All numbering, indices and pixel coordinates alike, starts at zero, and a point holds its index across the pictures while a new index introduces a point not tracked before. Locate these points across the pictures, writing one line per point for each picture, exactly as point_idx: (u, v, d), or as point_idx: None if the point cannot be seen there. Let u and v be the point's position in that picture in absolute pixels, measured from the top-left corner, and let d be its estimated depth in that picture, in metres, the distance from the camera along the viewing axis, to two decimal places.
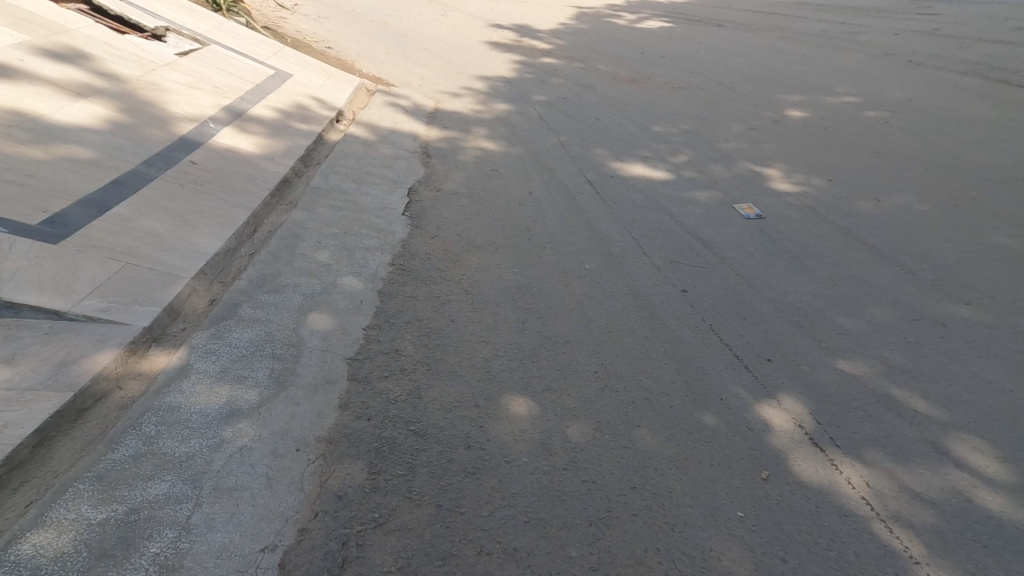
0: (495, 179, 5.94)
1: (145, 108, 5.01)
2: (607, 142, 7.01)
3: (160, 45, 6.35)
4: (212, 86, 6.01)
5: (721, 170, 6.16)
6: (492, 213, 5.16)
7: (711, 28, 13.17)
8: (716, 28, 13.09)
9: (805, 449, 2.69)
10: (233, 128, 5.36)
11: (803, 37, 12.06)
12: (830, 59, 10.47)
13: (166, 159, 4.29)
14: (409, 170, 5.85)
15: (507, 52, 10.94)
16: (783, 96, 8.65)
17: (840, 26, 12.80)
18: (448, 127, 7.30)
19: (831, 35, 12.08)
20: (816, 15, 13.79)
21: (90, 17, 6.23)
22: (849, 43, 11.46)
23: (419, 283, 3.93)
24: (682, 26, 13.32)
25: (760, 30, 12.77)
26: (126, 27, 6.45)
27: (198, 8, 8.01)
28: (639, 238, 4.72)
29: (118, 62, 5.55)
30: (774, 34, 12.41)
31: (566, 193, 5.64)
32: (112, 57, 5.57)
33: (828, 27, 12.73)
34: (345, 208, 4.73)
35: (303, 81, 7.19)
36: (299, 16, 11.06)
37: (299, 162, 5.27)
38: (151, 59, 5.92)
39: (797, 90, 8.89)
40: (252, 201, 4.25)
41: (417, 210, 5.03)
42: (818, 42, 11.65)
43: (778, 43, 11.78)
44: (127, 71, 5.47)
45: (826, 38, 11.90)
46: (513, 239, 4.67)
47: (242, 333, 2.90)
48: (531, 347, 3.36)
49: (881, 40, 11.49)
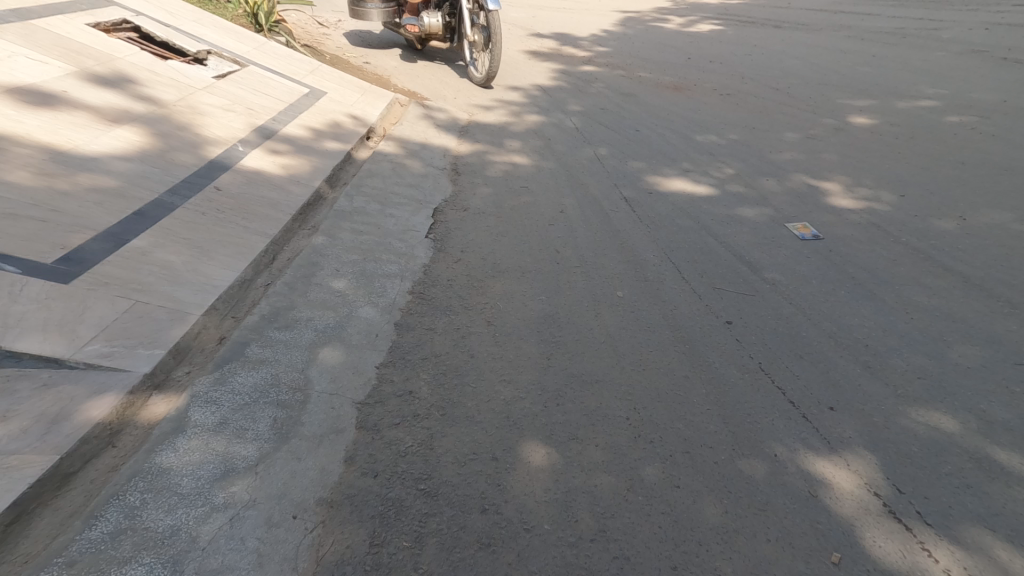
0: (526, 197, 5.69)
1: (177, 133, 5.02)
2: (647, 155, 6.65)
3: (200, 68, 6.44)
4: (245, 107, 6.01)
5: (773, 185, 5.70)
6: (522, 233, 4.90)
7: (766, 29, 12.55)
8: (771, 30, 12.45)
9: (883, 524, 2.26)
10: (262, 149, 5.32)
11: (869, 37, 11.27)
12: (900, 60, 9.71)
13: (191, 186, 4.25)
14: (437, 189, 5.67)
15: (546, 61, 10.69)
16: (846, 101, 8.03)
17: (915, 23, 11.89)
18: (480, 141, 7.12)
19: (903, 34, 11.24)
20: (886, 12, 12.90)
21: (134, 43, 6.39)
22: (925, 42, 10.61)
23: (442, 314, 3.72)
24: (734, 28, 12.76)
25: (821, 30, 12.05)
26: (167, 52, 6.58)
27: (238, 28, 8.15)
28: (680, 263, 4.36)
29: (155, 86, 5.62)
30: (837, 34, 11.67)
31: (602, 212, 5.34)
32: (151, 82, 5.65)
33: (901, 25, 11.85)
34: (369, 231, 4.57)
35: (336, 98, 7.15)
36: (339, 31, 11.20)
37: (325, 183, 5.18)
38: (188, 82, 5.99)
39: (863, 93, 8.26)
40: (272, 226, 4.14)
41: (443, 232, 4.84)
42: (889, 41, 10.85)
43: (841, 43, 11.06)
44: (163, 95, 5.52)
45: (897, 37, 11.07)
46: (543, 264, 4.40)
47: (246, 377, 2.73)
48: (556, 387, 3.07)
49: (961, 37, 10.58)
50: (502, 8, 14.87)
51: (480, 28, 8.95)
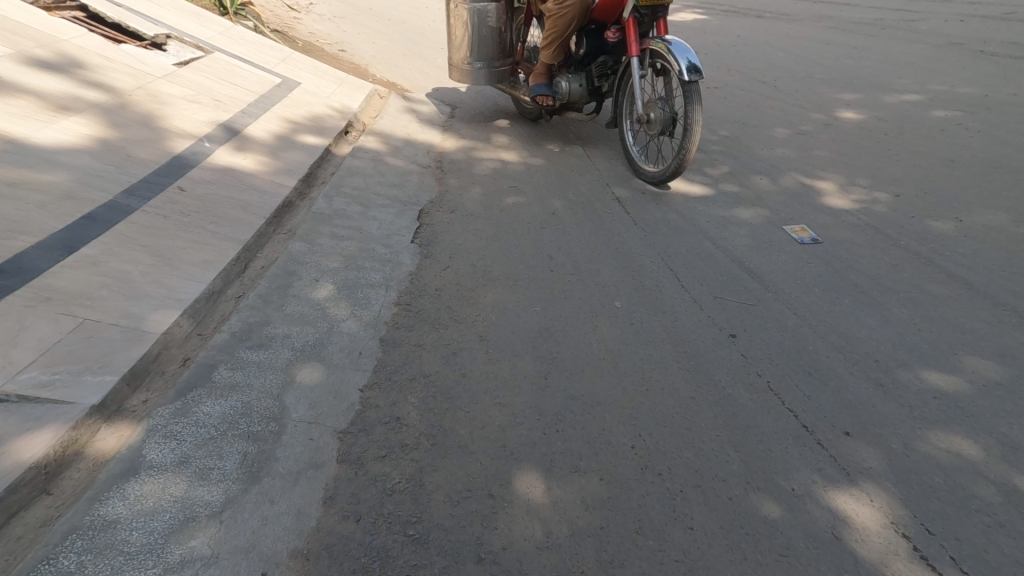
0: (514, 197, 5.45)
1: (134, 126, 4.62)
2: (637, 151, 6.46)
3: (159, 53, 5.99)
4: (211, 99, 5.62)
5: (767, 184, 5.54)
6: (511, 238, 4.68)
7: (749, 19, 12.43)
8: (755, 19, 12.32)
9: (910, 568, 2.10)
10: (233, 146, 4.97)
11: (852, 27, 11.21)
12: (884, 52, 9.65)
13: (150, 185, 3.89)
14: (421, 189, 5.40)
15: None
16: (834, 94, 7.93)
17: (895, 13, 11.90)
18: (465, 136, 6.84)
19: (884, 24, 11.23)
20: (866, 2, 12.87)
21: (83, 24, 5.91)
22: (905, 33, 10.60)
23: (430, 328, 3.49)
24: (716, 18, 12.61)
25: (804, 21, 11.96)
26: (122, 36, 6.10)
27: (201, 11, 7.67)
28: (678, 270, 4.18)
29: (110, 75, 5.19)
30: (820, 24, 11.59)
31: (593, 214, 5.13)
32: (104, 70, 5.21)
33: (881, 15, 11.84)
34: (349, 236, 4.29)
35: (311, 89, 6.77)
36: (312, 16, 10.71)
37: (303, 183, 4.87)
38: (146, 69, 5.56)
39: (849, 87, 8.17)
40: (244, 231, 3.83)
41: (429, 237, 4.59)
42: (870, 32, 10.82)
43: (824, 34, 10.98)
44: (119, 84, 5.10)
45: (879, 28, 11.04)
46: (535, 272, 4.19)
47: (213, 407, 2.45)
48: (555, 411, 2.86)
49: (941, 28, 10.59)
50: None
51: (659, 100, 5.21)
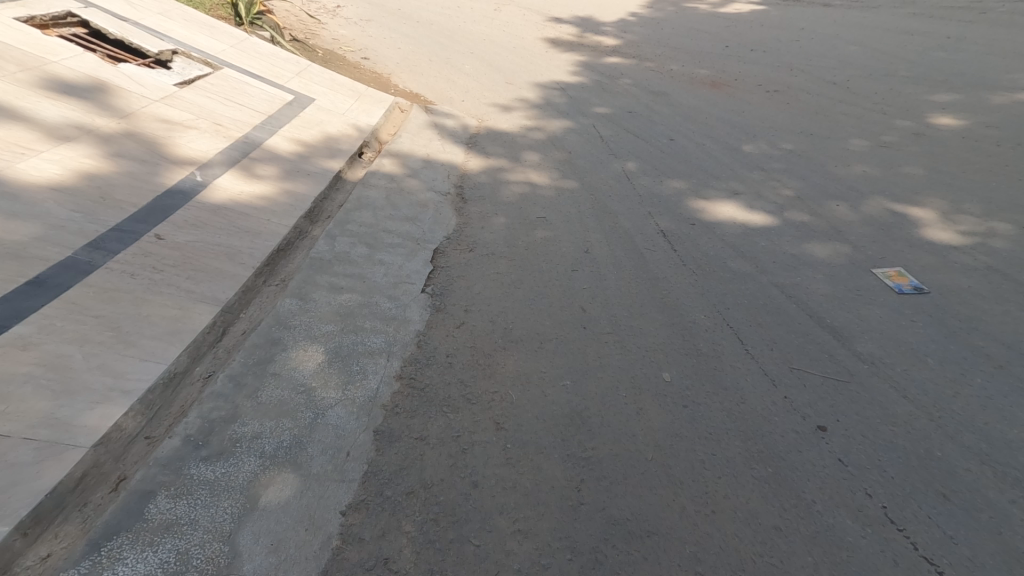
0: (544, 230, 4.78)
1: (120, 158, 3.89)
2: (687, 171, 5.74)
3: (161, 72, 5.34)
4: (212, 122, 4.88)
5: (846, 211, 4.77)
6: (538, 286, 4.05)
7: (813, 8, 11.49)
8: (818, 9, 11.36)
9: None
10: (230, 176, 4.26)
11: (940, 14, 10.26)
12: (984, 43, 8.77)
13: (121, 230, 3.29)
14: (438, 221, 4.77)
15: (567, 54, 9.78)
16: (928, 96, 7.18)
17: None
18: (492, 153, 6.24)
19: (980, 9, 10.31)
20: None
21: (80, 42, 5.25)
22: (1008, 20, 9.66)
23: (436, 411, 2.88)
24: (774, 7, 11.72)
25: (878, 8, 10.95)
26: (122, 52, 5.45)
27: (213, 21, 7.00)
28: (740, 329, 3.43)
29: (100, 95, 4.49)
30: (899, 12, 10.65)
31: (633, 252, 4.46)
32: (92, 91, 4.50)
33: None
34: (351, 286, 3.71)
35: (325, 106, 6.22)
36: (337, 21, 10.37)
37: (305, 219, 4.27)
38: (142, 90, 4.83)
39: (944, 87, 7.41)
40: (225, 289, 3.23)
41: (443, 284, 3.99)
42: (963, 19, 9.89)
43: (905, 23, 10.04)
44: (110, 108, 4.39)
45: (975, 13, 10.14)
46: (565, 335, 3.54)
47: (137, 564, 1.92)
48: (595, 546, 2.20)
49: None
50: None
51: None
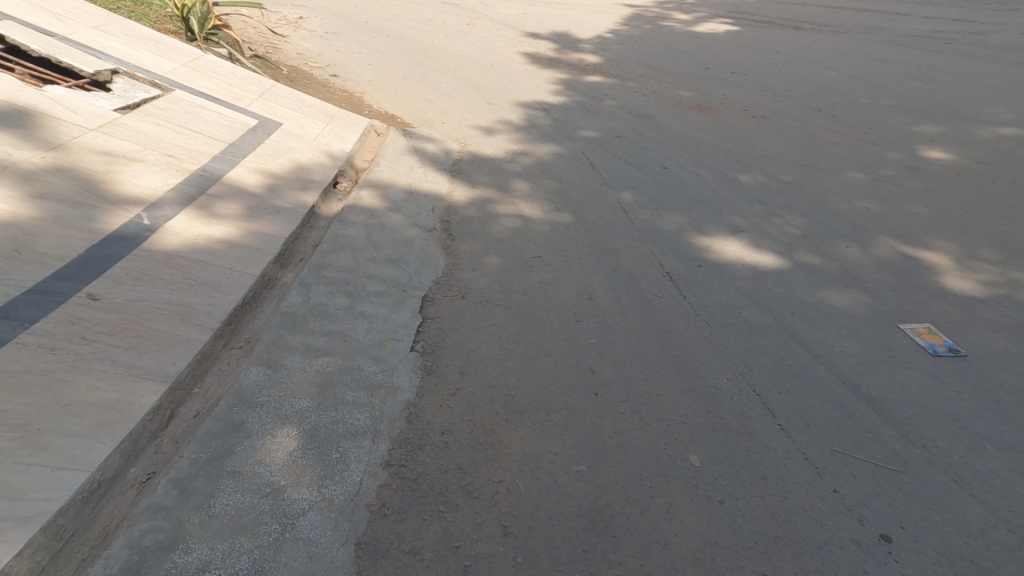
0: (540, 272, 4.38)
1: (44, 200, 3.32)
2: (682, 204, 5.43)
3: (99, 96, 4.78)
4: (162, 153, 4.37)
5: (856, 253, 4.48)
6: (539, 340, 3.64)
7: (788, 30, 11.56)
8: (794, 32, 11.41)
9: None
10: (184, 218, 3.78)
11: (908, 42, 10.42)
12: (955, 73, 8.89)
13: (37, 293, 2.74)
14: (425, 263, 4.33)
15: (548, 72, 9.49)
16: (914, 126, 7.13)
17: (956, 24, 11.21)
18: (477, 182, 5.83)
19: (948, 38, 10.54)
20: (916, 13, 12.08)
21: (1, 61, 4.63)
22: (976, 50, 9.89)
23: (433, 510, 2.42)
24: (750, 29, 11.75)
25: (849, 33, 11.07)
26: (51, 73, 4.86)
27: (162, 36, 6.42)
28: (767, 398, 3.12)
29: (25, 124, 3.93)
30: (872, 38, 10.78)
31: (639, 298, 4.10)
32: (15, 119, 3.92)
33: (943, 27, 11.10)
34: (329, 347, 3.22)
35: (295, 131, 5.74)
36: (301, 33, 9.89)
37: (274, 265, 3.77)
38: (77, 117, 4.28)
39: (927, 117, 7.39)
40: (175, 360, 2.67)
41: (433, 340, 3.54)
42: (934, 47, 10.08)
43: (879, 49, 10.15)
44: (36, 140, 3.83)
45: (943, 42, 10.36)
46: (574, 404, 3.15)
47: None
48: None
49: (1016, 45, 9.97)
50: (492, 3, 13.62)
51: None
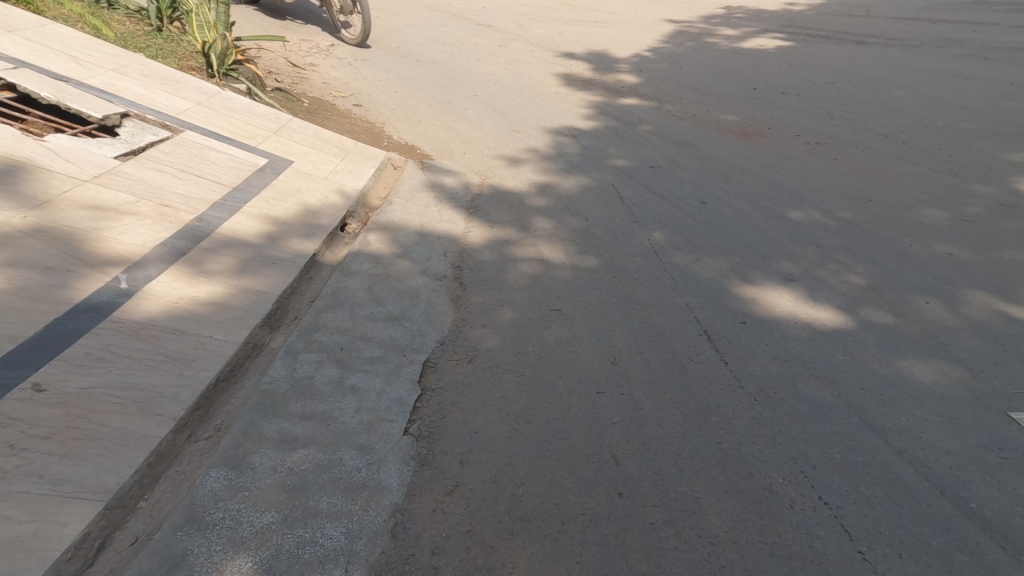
0: (559, 327, 3.85)
1: (15, 267, 3.09)
2: (727, 245, 4.83)
3: (103, 142, 4.62)
4: (158, 202, 4.13)
5: (942, 311, 3.93)
6: (554, 417, 3.11)
7: (846, 45, 10.78)
8: (852, 47, 10.63)
9: None
10: (167, 278, 3.48)
11: (989, 56, 9.49)
12: None
13: None
14: (431, 319, 3.87)
15: (581, 94, 9.06)
16: (1002, 154, 6.31)
17: None
18: (497, 220, 5.39)
19: None
20: (994, 23, 11.09)
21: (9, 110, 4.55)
22: None
23: None
24: (802, 43, 11.04)
25: (917, 48, 10.21)
26: (60, 120, 4.76)
27: (180, 75, 6.34)
28: (842, 512, 2.55)
29: (15, 179, 3.74)
30: (944, 52, 9.90)
31: (672, 362, 3.52)
32: (5, 174, 3.76)
33: None
34: (309, 435, 2.81)
35: (306, 169, 5.45)
36: (330, 61, 9.82)
37: (261, 328, 3.40)
38: (73, 167, 4.10)
39: (1018, 143, 6.56)
40: (119, 469, 2.37)
41: (432, 418, 3.06)
42: (1019, 62, 9.13)
43: (953, 65, 9.28)
44: (21, 197, 3.64)
45: None
46: (594, 508, 2.60)
47: None
48: None
49: None
50: (526, 22, 13.37)
51: None
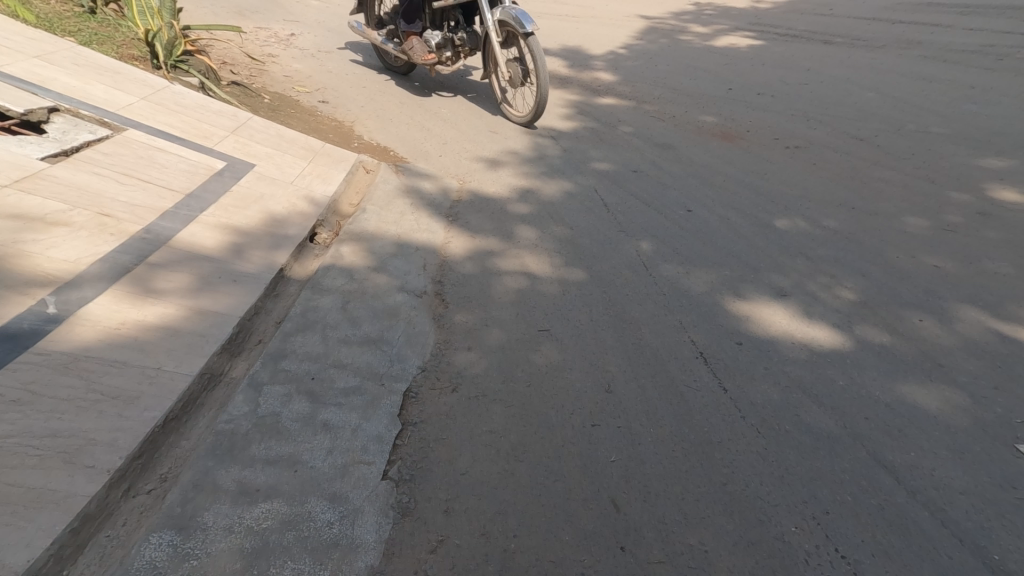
0: (549, 350, 3.58)
1: None
2: (716, 257, 4.65)
3: (32, 142, 4.12)
4: (96, 211, 3.68)
5: (936, 329, 3.85)
6: (547, 455, 2.84)
7: (818, 44, 10.83)
8: (824, 46, 10.68)
9: None
10: (107, 299, 3.07)
11: (955, 58, 9.65)
12: (1011, 94, 8.12)
13: None
14: (411, 341, 3.54)
15: (558, 92, 8.80)
16: (975, 159, 6.36)
17: (1003, 37, 10.42)
18: (476, 227, 5.08)
19: (998, 52, 9.75)
20: (957, 25, 11.31)
21: None
22: None
23: None
24: (775, 43, 11.03)
25: (886, 49, 10.31)
26: None
27: (123, 66, 5.78)
28: (858, 567, 2.40)
29: None
30: (912, 53, 10.02)
31: (669, 389, 3.30)
32: None
33: (990, 40, 10.30)
34: (273, 485, 2.48)
35: (269, 172, 5.03)
36: (292, 53, 9.27)
37: (219, 356, 3.01)
38: None
39: (990, 148, 6.63)
40: (33, 541, 2.01)
41: (413, 460, 2.75)
42: (983, 64, 9.30)
43: (922, 66, 9.39)
44: None
45: (994, 57, 9.56)
46: (595, 566, 2.36)
47: None
48: None
49: None
50: None
51: None
